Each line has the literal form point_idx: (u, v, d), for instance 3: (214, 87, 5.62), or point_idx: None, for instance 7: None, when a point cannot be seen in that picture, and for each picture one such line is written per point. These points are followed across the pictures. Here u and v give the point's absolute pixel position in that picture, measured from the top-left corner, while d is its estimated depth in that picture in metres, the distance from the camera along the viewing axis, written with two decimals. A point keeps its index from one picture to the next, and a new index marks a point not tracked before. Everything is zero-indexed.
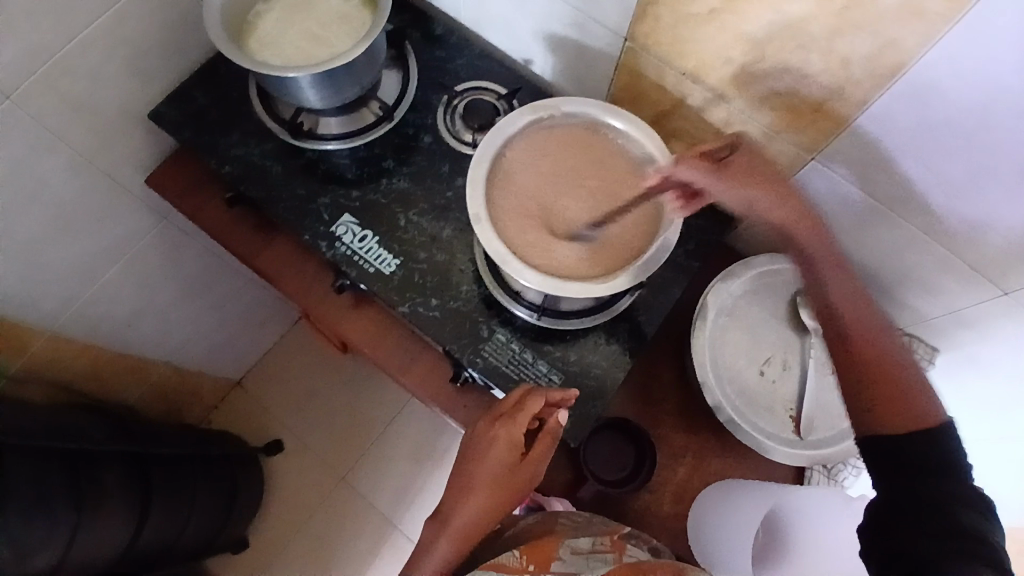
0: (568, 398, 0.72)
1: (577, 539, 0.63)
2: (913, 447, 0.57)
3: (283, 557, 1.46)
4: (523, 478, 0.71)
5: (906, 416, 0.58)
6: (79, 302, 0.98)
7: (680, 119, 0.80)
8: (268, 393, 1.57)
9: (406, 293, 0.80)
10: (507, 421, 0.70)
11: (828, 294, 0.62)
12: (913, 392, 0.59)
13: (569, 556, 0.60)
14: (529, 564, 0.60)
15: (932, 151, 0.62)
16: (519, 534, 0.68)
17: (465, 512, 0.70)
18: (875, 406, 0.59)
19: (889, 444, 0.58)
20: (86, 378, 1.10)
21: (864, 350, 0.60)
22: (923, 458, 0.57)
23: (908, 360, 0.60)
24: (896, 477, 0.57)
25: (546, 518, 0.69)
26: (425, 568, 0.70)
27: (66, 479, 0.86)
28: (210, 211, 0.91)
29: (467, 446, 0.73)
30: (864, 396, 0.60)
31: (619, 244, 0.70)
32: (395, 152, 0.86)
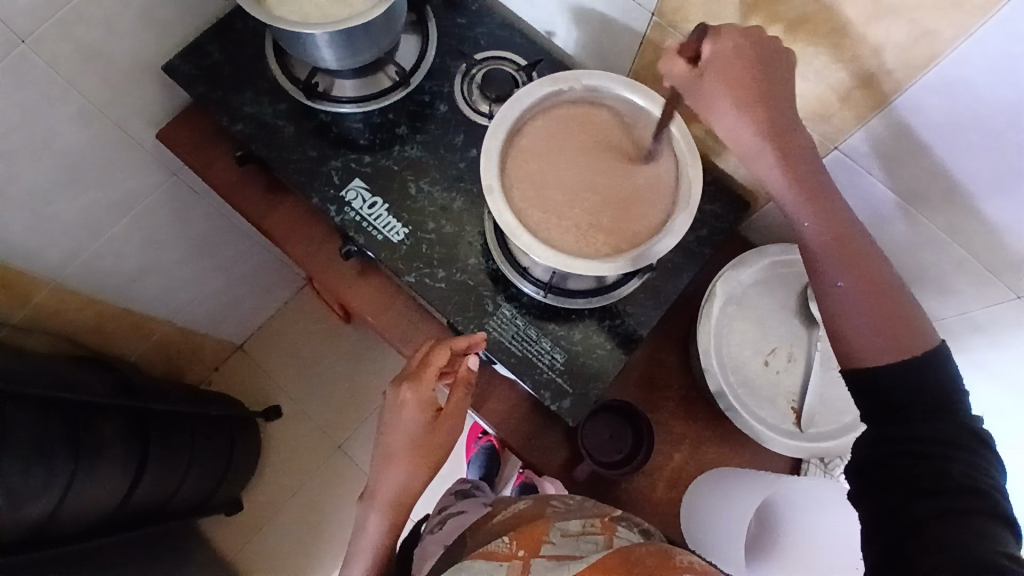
0: (474, 343, 0.73)
1: (567, 522, 0.62)
2: (897, 385, 0.55)
3: (277, 522, 1.48)
4: (444, 431, 0.74)
5: (894, 337, 0.56)
6: (85, 254, 0.98)
7: None
8: (268, 357, 1.57)
9: (413, 263, 0.80)
10: (414, 381, 0.73)
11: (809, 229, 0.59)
12: (896, 314, 0.56)
13: (559, 539, 0.60)
14: (519, 550, 0.59)
15: (957, 151, 0.61)
16: (510, 516, 0.67)
17: (391, 478, 0.74)
18: (868, 336, 0.57)
19: (878, 385, 0.56)
20: (89, 331, 1.10)
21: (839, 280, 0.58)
22: (913, 399, 0.54)
23: (892, 288, 0.58)
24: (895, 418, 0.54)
25: (538, 500, 0.69)
26: (365, 542, 0.76)
27: (67, 429, 0.86)
28: (220, 168, 0.89)
29: (383, 413, 0.75)
30: (856, 327, 0.57)
31: (631, 225, 0.69)
32: (410, 119, 0.85)
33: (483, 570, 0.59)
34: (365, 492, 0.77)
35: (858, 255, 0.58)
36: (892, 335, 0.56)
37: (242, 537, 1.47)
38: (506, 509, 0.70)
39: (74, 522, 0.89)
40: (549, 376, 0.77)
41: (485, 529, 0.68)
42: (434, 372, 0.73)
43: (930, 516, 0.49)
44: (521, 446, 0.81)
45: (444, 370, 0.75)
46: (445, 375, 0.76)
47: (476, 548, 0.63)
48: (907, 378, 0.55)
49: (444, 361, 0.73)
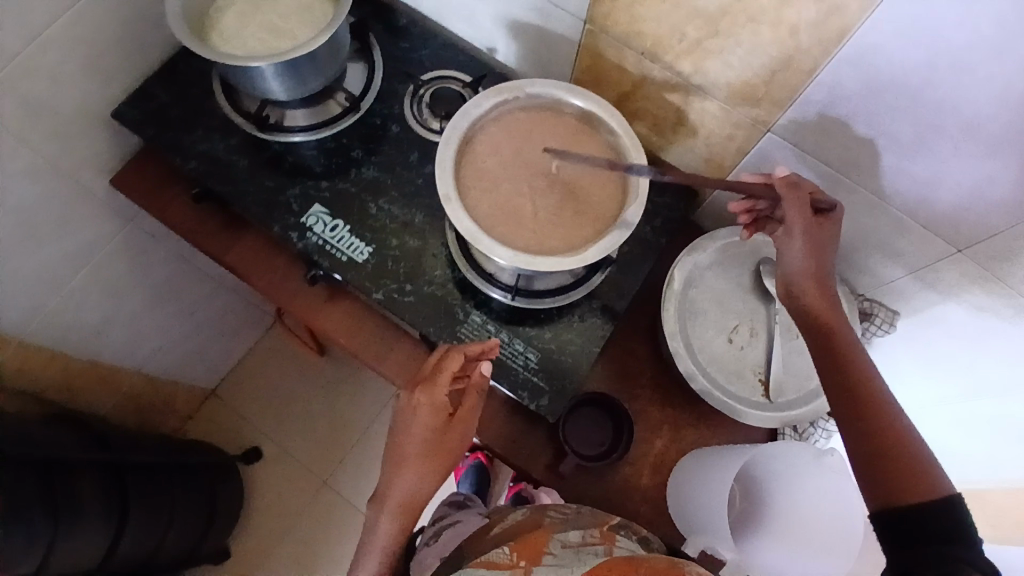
0: (488, 350, 0.73)
1: (566, 533, 0.62)
2: (919, 517, 0.52)
3: (268, 566, 1.44)
4: (454, 437, 0.74)
5: (907, 484, 0.54)
6: (46, 309, 0.96)
7: (641, 99, 0.82)
8: (244, 400, 1.55)
9: (380, 280, 0.81)
10: (427, 387, 0.73)
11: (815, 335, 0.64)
12: (913, 463, 0.54)
13: (559, 549, 0.59)
14: (520, 560, 0.58)
15: (879, 116, 0.65)
16: (507, 529, 0.66)
17: (405, 481, 0.74)
18: (885, 475, 0.55)
19: (896, 513, 0.53)
20: (56, 388, 1.07)
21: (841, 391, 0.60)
22: (924, 517, 0.52)
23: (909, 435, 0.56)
24: (900, 552, 0.52)
25: (535, 511, 0.68)
26: (374, 545, 0.75)
27: (42, 487, 0.84)
28: (177, 208, 0.89)
29: (395, 416, 0.75)
30: (873, 458, 0.56)
31: (587, 223, 0.71)
32: (364, 142, 0.86)
33: None
34: (375, 495, 0.77)
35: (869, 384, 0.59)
36: (892, 482, 0.54)
37: None
38: (502, 523, 0.69)
39: None
40: (524, 376, 0.78)
41: (482, 543, 0.66)
42: (448, 378, 0.72)
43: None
44: (505, 449, 0.82)
45: (456, 376, 0.74)
46: (459, 380, 0.75)
47: (474, 559, 0.61)
48: (918, 518, 0.52)
49: (458, 367, 0.72)
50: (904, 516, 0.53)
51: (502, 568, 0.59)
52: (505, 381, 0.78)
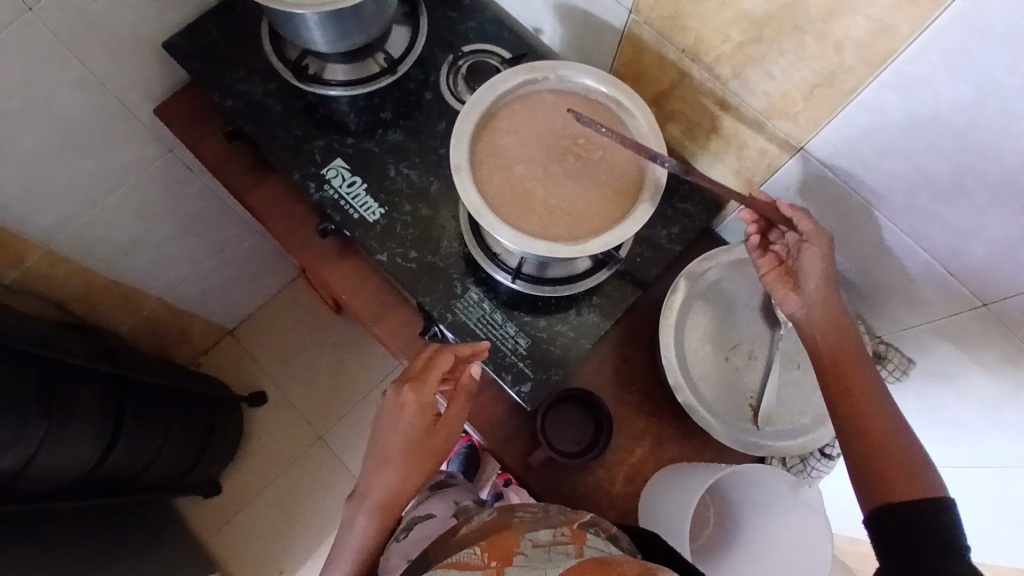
0: (478, 352, 0.74)
1: (536, 531, 0.60)
2: (914, 522, 0.53)
3: (252, 507, 1.49)
4: (440, 437, 0.75)
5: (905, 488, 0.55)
6: (78, 222, 1.01)
7: (678, 100, 0.79)
8: (257, 344, 1.59)
9: (386, 242, 0.81)
10: (418, 384, 0.74)
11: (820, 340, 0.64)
12: (911, 471, 0.55)
13: (530, 549, 0.57)
14: (491, 561, 0.56)
15: (918, 150, 0.61)
16: (475, 530, 0.64)
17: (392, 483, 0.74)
18: (881, 481, 0.56)
19: (894, 518, 0.54)
20: (78, 299, 1.12)
21: (842, 397, 0.61)
22: (919, 525, 0.52)
23: (906, 441, 0.57)
24: (894, 556, 0.52)
25: (503, 512, 0.67)
26: (350, 546, 0.74)
27: (41, 385, 0.88)
28: (210, 143, 0.92)
29: (381, 413, 0.76)
30: (870, 463, 0.57)
31: (595, 214, 0.70)
32: (395, 105, 0.87)
33: None
34: (355, 492, 0.77)
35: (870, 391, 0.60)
36: (886, 484, 0.56)
37: (217, 520, 1.47)
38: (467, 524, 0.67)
39: (37, 480, 0.89)
40: (511, 360, 0.77)
41: (449, 544, 0.64)
42: (438, 377, 0.73)
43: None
44: (481, 430, 0.82)
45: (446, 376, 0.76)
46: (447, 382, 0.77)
47: (444, 562, 0.59)
48: (909, 521, 0.53)
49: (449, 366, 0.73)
50: (898, 522, 0.53)
51: (473, 568, 0.56)
52: (490, 362, 0.77)
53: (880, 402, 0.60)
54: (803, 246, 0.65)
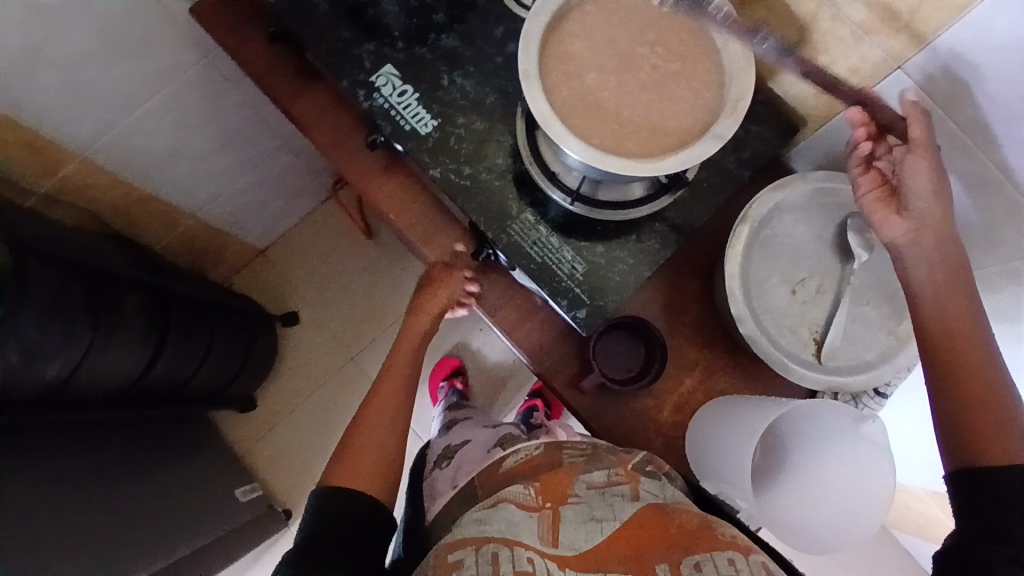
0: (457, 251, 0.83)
1: (590, 473, 0.65)
2: (1004, 483, 0.53)
3: (288, 421, 1.53)
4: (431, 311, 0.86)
5: (995, 443, 0.55)
6: (116, 129, 0.98)
7: (763, 9, 0.72)
8: (289, 265, 1.59)
9: (439, 157, 0.77)
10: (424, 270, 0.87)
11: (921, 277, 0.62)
12: (1003, 426, 0.55)
13: (585, 492, 0.63)
14: (547, 503, 0.62)
15: (1022, 76, 0.55)
16: (523, 463, 0.69)
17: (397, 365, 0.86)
18: (972, 433, 0.56)
19: (981, 476, 0.54)
20: (117, 211, 1.12)
21: (940, 342, 0.60)
22: (1010, 487, 0.53)
23: (1003, 398, 0.57)
24: (973, 515, 0.54)
25: (551, 445, 0.71)
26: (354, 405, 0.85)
27: (88, 293, 0.86)
28: (252, 45, 0.87)
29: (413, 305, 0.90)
30: (963, 412, 0.57)
31: (668, 131, 0.65)
32: (449, 8, 0.81)
33: (513, 518, 0.60)
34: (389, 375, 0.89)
35: (970, 339, 0.59)
36: (978, 437, 0.56)
37: (254, 432, 1.53)
38: (511, 454, 0.71)
39: (85, 387, 0.89)
40: (567, 285, 0.75)
41: (497, 475, 0.70)
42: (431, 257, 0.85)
43: (980, 541, 0.52)
44: (531, 354, 0.81)
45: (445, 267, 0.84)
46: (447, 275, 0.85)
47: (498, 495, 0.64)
48: (998, 486, 0.53)
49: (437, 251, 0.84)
50: (986, 479, 0.54)
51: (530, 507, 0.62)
52: (544, 285, 0.75)
53: (985, 356, 0.59)
54: (906, 156, 0.62)
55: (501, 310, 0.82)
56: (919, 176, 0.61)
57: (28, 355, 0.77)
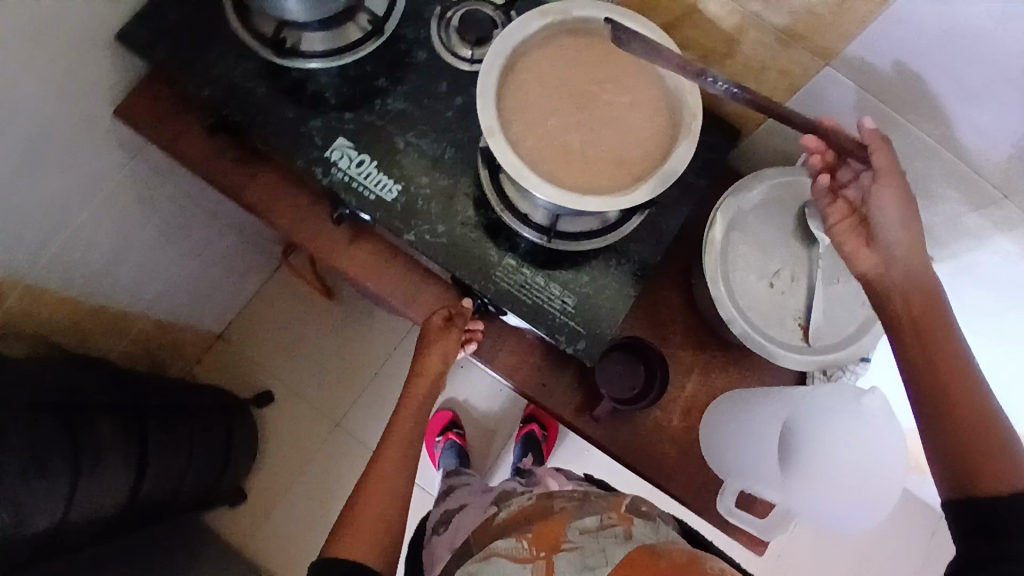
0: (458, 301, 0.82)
1: (583, 518, 0.68)
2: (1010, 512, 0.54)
3: (284, 504, 1.47)
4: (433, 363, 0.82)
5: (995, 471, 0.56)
6: (52, 247, 0.92)
7: (690, 28, 0.76)
8: (252, 343, 1.53)
9: (410, 220, 0.77)
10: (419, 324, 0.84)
11: (898, 301, 0.63)
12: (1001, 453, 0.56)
13: (577, 537, 0.65)
14: (540, 553, 0.65)
15: (947, 54, 0.61)
16: (517, 514, 0.72)
17: (399, 431, 0.81)
18: (970, 462, 0.57)
19: (980, 505, 0.56)
20: (66, 331, 1.04)
21: (924, 374, 0.60)
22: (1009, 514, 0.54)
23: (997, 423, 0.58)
24: (976, 538, 0.55)
25: (543, 496, 0.74)
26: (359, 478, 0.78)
27: (63, 433, 0.82)
28: (190, 139, 0.84)
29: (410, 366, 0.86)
30: (959, 441, 0.58)
31: (635, 159, 0.68)
32: (389, 70, 0.81)
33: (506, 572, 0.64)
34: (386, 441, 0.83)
35: (956, 365, 0.59)
36: (974, 467, 0.57)
37: (250, 523, 1.45)
38: (504, 508, 0.75)
39: (82, 526, 0.86)
40: (561, 321, 0.76)
41: (492, 528, 0.72)
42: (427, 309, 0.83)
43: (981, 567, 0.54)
44: (536, 394, 0.81)
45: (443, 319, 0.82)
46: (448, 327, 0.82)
47: (489, 548, 0.68)
48: (1001, 514, 0.54)
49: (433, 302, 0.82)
50: (990, 507, 0.55)
51: (523, 560, 0.65)
52: (541, 326, 0.76)
53: (972, 383, 0.59)
54: (875, 185, 0.63)
55: (500, 356, 0.82)
56: (890, 205, 0.63)
57: (19, 511, 0.74)
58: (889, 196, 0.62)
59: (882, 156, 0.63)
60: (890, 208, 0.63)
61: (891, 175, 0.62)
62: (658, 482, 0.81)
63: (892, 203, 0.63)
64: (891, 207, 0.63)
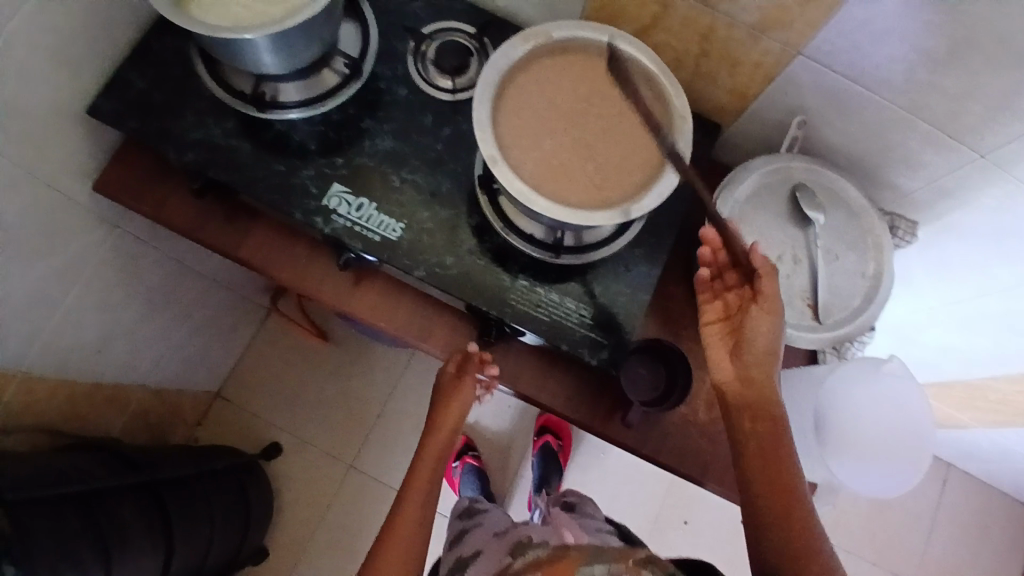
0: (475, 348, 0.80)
1: (591, 565, 0.60)
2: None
3: (308, 556, 1.43)
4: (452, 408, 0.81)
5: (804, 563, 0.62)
6: (43, 334, 0.88)
7: (661, 34, 0.79)
8: (251, 397, 1.50)
9: (417, 257, 0.77)
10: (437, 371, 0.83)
11: (733, 391, 0.69)
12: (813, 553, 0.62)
13: None
14: None
15: (915, 32, 0.64)
16: (533, 561, 0.68)
17: (419, 478, 0.80)
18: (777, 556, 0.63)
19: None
20: (66, 417, 1.01)
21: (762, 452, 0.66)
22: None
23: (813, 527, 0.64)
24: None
25: (560, 550, 0.68)
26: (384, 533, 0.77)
27: (84, 525, 0.81)
28: (176, 205, 0.83)
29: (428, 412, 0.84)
30: (775, 527, 0.64)
31: (634, 167, 0.69)
32: (372, 110, 0.81)
33: None
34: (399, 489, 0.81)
35: (784, 460, 0.66)
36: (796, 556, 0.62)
37: None
38: (523, 558, 0.71)
39: None
40: (582, 334, 0.77)
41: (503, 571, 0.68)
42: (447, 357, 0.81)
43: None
44: (566, 409, 0.82)
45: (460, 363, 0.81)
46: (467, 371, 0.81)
47: None
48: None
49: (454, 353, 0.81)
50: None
51: None
52: (565, 343, 0.77)
53: (795, 479, 0.65)
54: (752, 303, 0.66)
55: (523, 377, 0.83)
56: (759, 319, 0.66)
57: None
58: (757, 313, 0.66)
59: (769, 285, 0.64)
60: (759, 324, 0.66)
61: (767, 299, 0.65)
62: (695, 477, 0.82)
63: (759, 320, 0.66)
64: (759, 321, 0.66)
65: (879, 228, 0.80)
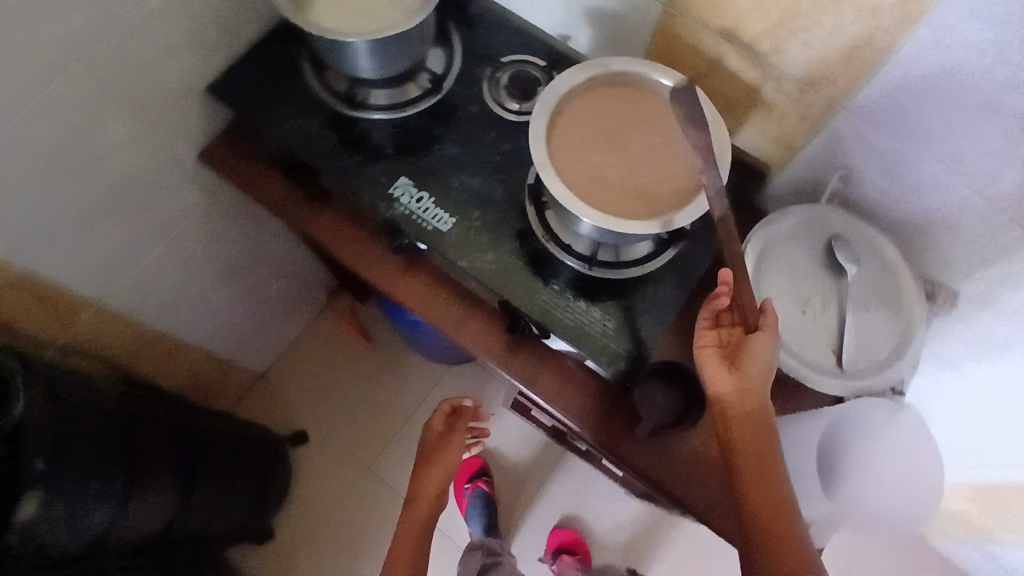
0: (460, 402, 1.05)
1: None
2: None
3: (311, 551, 1.46)
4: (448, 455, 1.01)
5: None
6: (123, 278, 1.00)
7: (715, 82, 0.85)
8: (290, 386, 1.58)
9: (462, 249, 0.84)
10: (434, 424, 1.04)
11: (730, 408, 0.70)
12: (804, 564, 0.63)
13: None
14: None
15: (953, 93, 0.68)
16: None
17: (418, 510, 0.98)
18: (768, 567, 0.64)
19: None
20: (127, 360, 1.11)
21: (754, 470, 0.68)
22: None
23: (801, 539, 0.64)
24: None
25: None
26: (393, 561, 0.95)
27: (117, 450, 0.88)
28: (264, 180, 0.94)
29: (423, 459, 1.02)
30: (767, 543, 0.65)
31: (671, 191, 0.74)
32: (444, 120, 0.91)
33: None
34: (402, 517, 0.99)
35: (773, 476, 0.67)
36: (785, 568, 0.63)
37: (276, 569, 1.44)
38: None
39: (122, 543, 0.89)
40: (604, 343, 0.81)
41: None
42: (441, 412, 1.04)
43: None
44: (579, 417, 0.85)
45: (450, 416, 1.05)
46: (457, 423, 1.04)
47: None
48: None
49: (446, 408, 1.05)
50: None
51: None
52: (585, 349, 0.80)
53: (784, 494, 0.67)
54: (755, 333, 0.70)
55: (542, 381, 0.86)
56: (760, 344, 0.69)
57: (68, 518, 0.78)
58: (760, 339, 0.69)
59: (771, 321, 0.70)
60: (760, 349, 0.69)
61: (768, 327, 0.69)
62: (694, 510, 0.81)
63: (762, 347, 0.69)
64: (760, 344, 0.69)
65: (914, 292, 0.81)
